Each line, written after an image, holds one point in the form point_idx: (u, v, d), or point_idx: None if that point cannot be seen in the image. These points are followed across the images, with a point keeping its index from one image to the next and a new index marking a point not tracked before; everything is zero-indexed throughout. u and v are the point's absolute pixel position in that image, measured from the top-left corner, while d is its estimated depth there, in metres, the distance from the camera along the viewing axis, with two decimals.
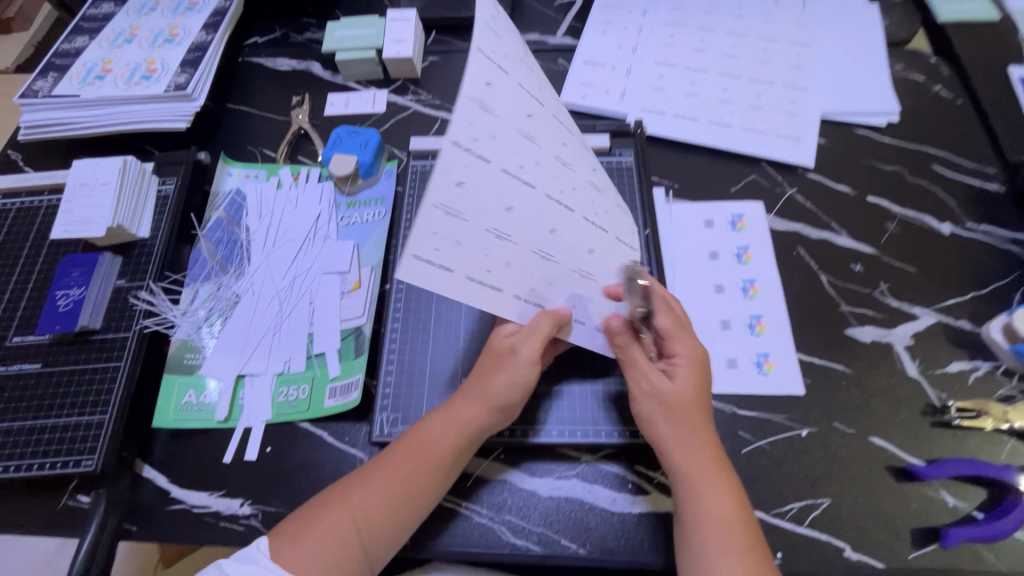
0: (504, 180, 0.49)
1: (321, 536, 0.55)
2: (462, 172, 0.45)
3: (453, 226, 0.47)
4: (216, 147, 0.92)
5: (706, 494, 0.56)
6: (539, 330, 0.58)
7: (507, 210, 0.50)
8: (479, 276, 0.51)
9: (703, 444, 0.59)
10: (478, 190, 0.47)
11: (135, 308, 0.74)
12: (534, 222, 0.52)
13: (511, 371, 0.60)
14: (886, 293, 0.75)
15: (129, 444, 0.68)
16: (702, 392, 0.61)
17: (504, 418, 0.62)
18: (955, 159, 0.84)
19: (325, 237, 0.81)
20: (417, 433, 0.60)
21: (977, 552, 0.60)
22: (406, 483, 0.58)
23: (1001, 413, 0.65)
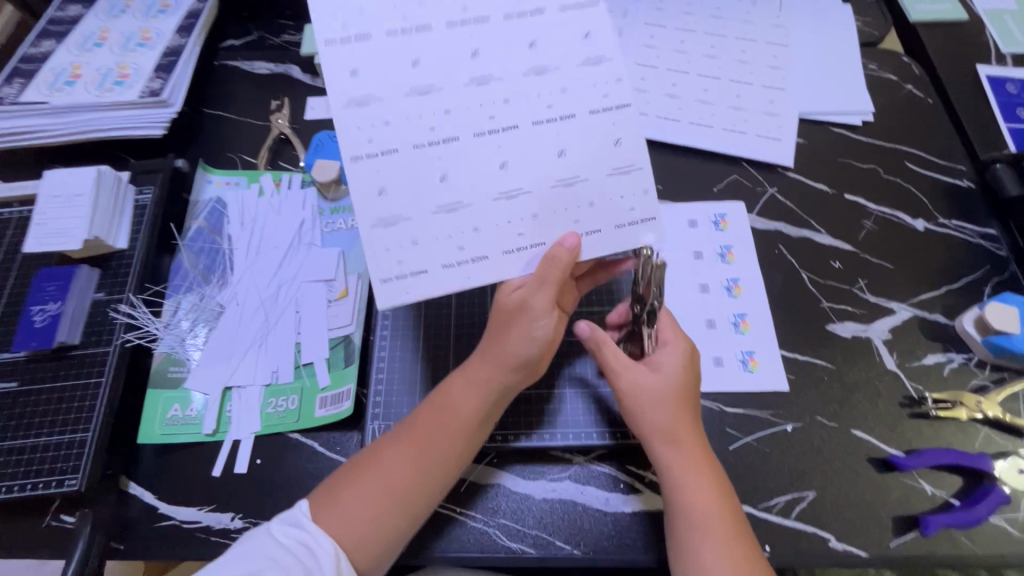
0: (422, 155, 0.53)
1: (360, 501, 0.55)
2: (388, 174, 0.53)
3: (405, 229, 0.54)
4: (193, 153, 0.90)
5: (684, 488, 0.57)
6: (551, 279, 0.55)
7: (441, 179, 0.54)
8: (455, 257, 0.55)
9: (680, 436, 0.59)
10: (407, 185, 0.53)
11: (115, 322, 0.72)
12: (476, 169, 0.54)
13: (527, 327, 0.58)
14: (865, 289, 0.77)
15: (114, 461, 0.66)
16: (685, 379, 0.62)
17: (524, 378, 0.61)
18: (927, 157, 0.87)
19: (310, 244, 0.81)
20: (442, 399, 0.60)
21: (954, 538, 0.62)
22: (432, 447, 0.58)
23: (974, 403, 0.68)
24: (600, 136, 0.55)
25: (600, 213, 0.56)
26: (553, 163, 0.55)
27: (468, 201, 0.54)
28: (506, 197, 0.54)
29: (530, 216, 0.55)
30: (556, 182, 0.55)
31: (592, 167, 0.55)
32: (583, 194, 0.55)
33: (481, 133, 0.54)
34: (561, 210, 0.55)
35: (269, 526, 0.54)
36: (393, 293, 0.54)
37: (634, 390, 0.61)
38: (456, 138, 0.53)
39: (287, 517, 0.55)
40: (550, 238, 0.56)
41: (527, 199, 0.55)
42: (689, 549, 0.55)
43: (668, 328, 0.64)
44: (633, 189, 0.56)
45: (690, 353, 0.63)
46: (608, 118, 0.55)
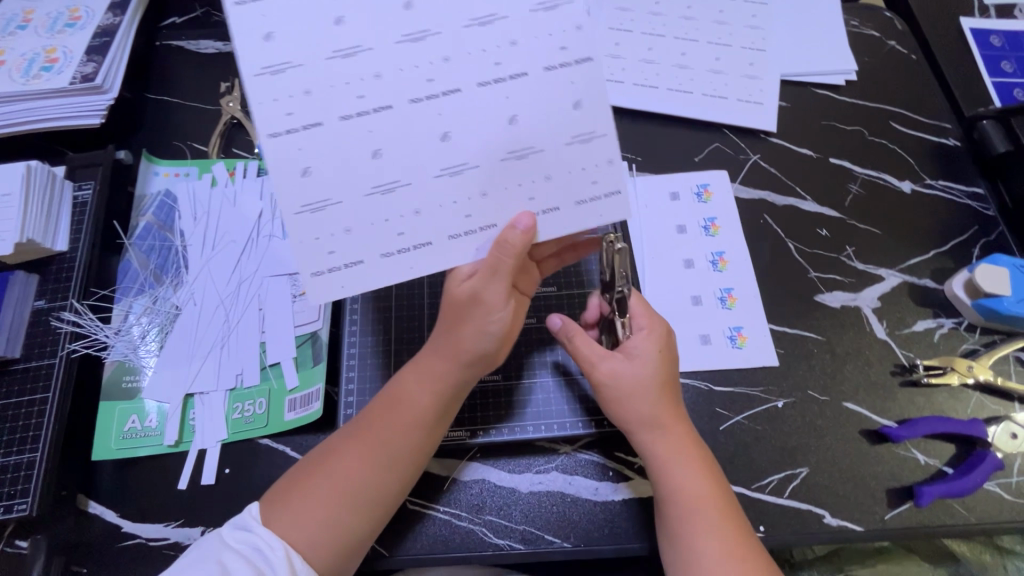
0: (351, 129, 0.47)
1: (310, 505, 0.52)
2: (313, 152, 0.47)
3: (336, 215, 0.49)
4: (138, 144, 0.83)
5: (670, 473, 0.55)
6: (505, 267, 0.52)
7: (375, 156, 0.48)
8: (394, 245, 0.51)
9: (665, 424, 0.57)
10: (337, 165, 0.48)
11: (60, 331, 0.67)
12: (415, 143, 0.48)
13: (482, 322, 0.55)
14: (852, 256, 0.74)
15: (68, 481, 0.62)
16: (669, 364, 0.59)
17: (482, 370, 0.58)
18: (913, 116, 0.84)
19: (270, 236, 0.75)
20: (396, 393, 0.57)
21: (948, 506, 0.62)
22: (386, 447, 0.55)
23: (966, 368, 0.66)
24: (557, 97, 0.49)
25: (557, 187, 0.51)
26: (505, 133, 0.49)
27: (406, 180, 0.49)
28: (451, 174, 0.50)
29: (479, 195, 0.51)
30: (507, 155, 0.50)
31: (549, 135, 0.50)
32: (539, 167, 0.51)
33: (418, 98, 0.48)
34: (513, 185, 0.51)
35: (219, 533, 0.51)
36: (326, 287, 0.50)
37: (613, 377, 0.58)
38: (390, 106, 0.48)
39: (238, 522, 0.52)
40: (502, 219, 0.52)
41: (475, 175, 0.50)
42: (680, 540, 0.53)
43: (642, 313, 0.61)
44: (594, 160, 0.51)
45: (666, 337, 0.60)
46: (567, 76, 0.49)
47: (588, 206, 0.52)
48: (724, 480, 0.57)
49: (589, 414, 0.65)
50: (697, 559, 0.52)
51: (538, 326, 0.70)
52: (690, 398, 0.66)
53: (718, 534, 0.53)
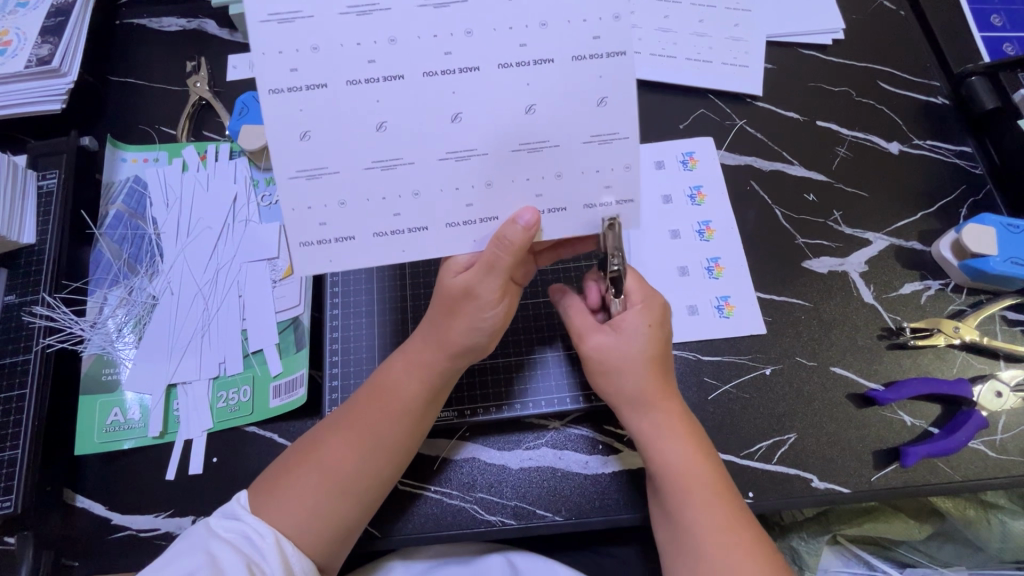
0: (359, 97, 0.45)
1: (299, 495, 0.51)
2: (315, 115, 0.45)
3: (331, 186, 0.47)
4: (101, 129, 0.79)
5: (664, 449, 0.55)
6: (500, 265, 0.50)
7: (379, 129, 0.46)
8: (388, 225, 0.49)
9: (656, 400, 0.56)
10: (339, 134, 0.46)
11: (33, 326, 0.65)
12: (422, 121, 0.46)
13: (473, 318, 0.53)
14: (840, 221, 0.73)
15: (53, 476, 0.61)
16: (661, 346, 0.58)
17: (470, 360, 0.57)
18: (900, 75, 0.82)
19: (246, 221, 0.73)
20: (381, 381, 0.56)
21: (933, 465, 0.62)
22: (375, 436, 0.54)
23: (952, 329, 0.66)
24: (582, 90, 0.47)
25: (568, 186, 0.49)
26: (519, 122, 0.47)
27: (409, 159, 0.47)
28: (456, 159, 0.47)
29: (484, 184, 0.48)
30: (519, 146, 0.47)
31: (566, 131, 0.47)
32: (551, 163, 0.48)
33: (432, 72, 0.45)
34: (521, 179, 0.49)
35: (207, 522, 0.51)
36: (312, 260, 0.49)
37: (599, 351, 0.58)
38: (402, 77, 0.45)
39: (226, 511, 0.52)
40: (504, 212, 0.50)
41: (480, 164, 0.48)
42: (671, 513, 0.54)
43: (638, 291, 0.58)
44: (610, 162, 0.49)
45: (660, 313, 0.58)
46: (594, 69, 0.46)
47: (598, 209, 0.51)
48: (714, 452, 0.57)
49: (581, 388, 0.65)
50: (688, 532, 0.52)
51: (525, 303, 0.69)
52: (678, 369, 0.66)
53: (709, 507, 0.53)
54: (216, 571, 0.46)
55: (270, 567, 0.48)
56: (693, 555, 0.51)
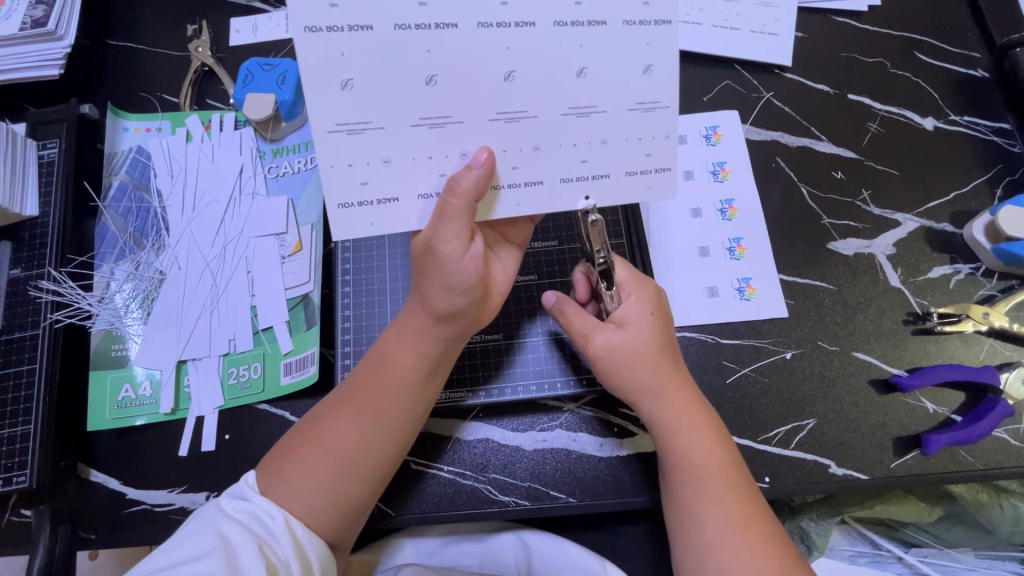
0: (405, 44, 0.42)
1: (301, 473, 0.51)
2: (355, 61, 0.41)
3: (376, 141, 0.44)
4: (102, 96, 0.76)
5: (684, 445, 0.54)
6: (451, 211, 0.45)
7: (428, 82, 0.43)
8: (434, 186, 0.47)
9: (664, 390, 0.55)
10: (385, 86, 0.42)
11: (40, 301, 0.64)
12: (475, 70, 0.43)
13: (444, 276, 0.49)
14: (869, 200, 0.71)
15: (66, 451, 0.61)
16: (667, 337, 0.57)
17: (462, 324, 0.53)
18: (940, 45, 0.77)
19: (253, 193, 0.71)
20: (378, 356, 0.55)
21: (954, 453, 0.61)
22: (372, 409, 0.53)
23: (981, 315, 0.64)
24: (628, 55, 0.45)
25: (613, 153, 0.48)
26: (571, 86, 0.45)
27: (459, 117, 0.44)
28: (506, 120, 0.45)
29: (531, 148, 0.46)
30: (568, 110, 0.46)
31: (613, 97, 0.46)
32: (597, 129, 0.47)
33: (488, 23, 0.42)
34: (565, 145, 0.47)
35: (217, 502, 0.51)
36: (353, 224, 0.46)
37: (608, 350, 0.56)
38: (456, 25, 0.42)
39: (235, 490, 0.52)
40: (552, 176, 0.48)
41: (531, 126, 0.45)
42: (681, 506, 0.53)
43: (630, 278, 0.57)
44: (652, 131, 0.48)
45: (657, 300, 0.58)
46: (643, 35, 0.44)
47: (638, 177, 0.49)
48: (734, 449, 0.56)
49: (580, 373, 0.63)
50: (696, 524, 0.52)
51: (541, 284, 0.67)
52: (696, 352, 0.65)
53: (721, 497, 0.52)
54: (228, 553, 0.46)
55: (284, 548, 0.48)
56: (704, 548, 0.51)
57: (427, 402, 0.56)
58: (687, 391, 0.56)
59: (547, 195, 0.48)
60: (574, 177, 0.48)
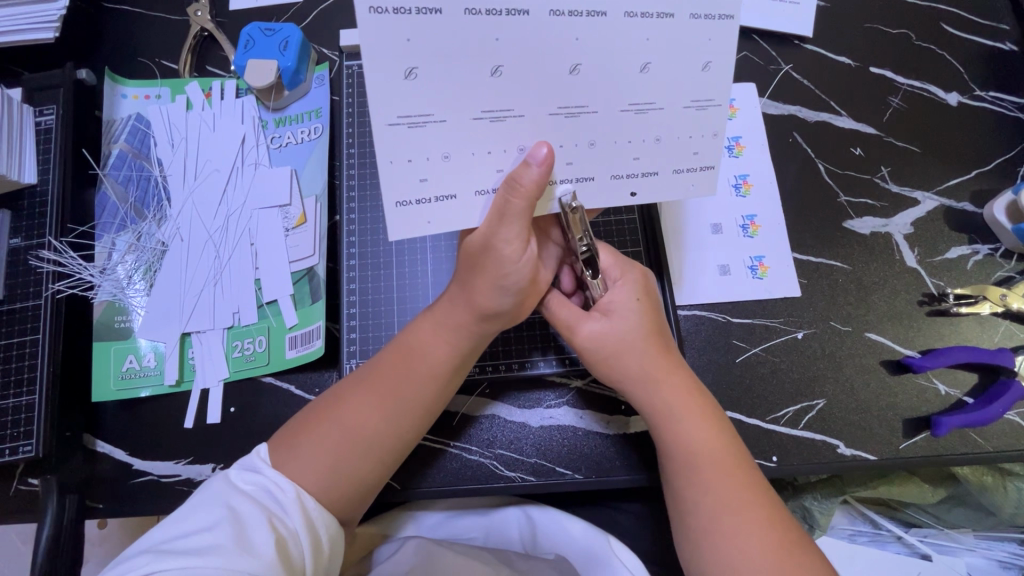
0: (474, 30, 0.38)
1: (316, 450, 0.51)
2: (422, 49, 0.38)
3: (435, 136, 0.41)
4: (98, 61, 0.74)
5: (676, 430, 0.53)
6: (514, 211, 0.44)
7: (494, 74, 0.40)
8: (492, 181, 0.45)
9: (658, 377, 0.53)
10: (445, 74, 0.39)
11: (41, 270, 0.63)
12: (540, 65, 0.40)
13: (496, 274, 0.48)
14: (887, 177, 0.69)
15: (71, 421, 0.61)
16: (657, 324, 0.55)
17: (501, 322, 0.53)
18: (967, 17, 0.74)
19: (256, 164, 0.69)
20: (408, 342, 0.54)
21: (965, 435, 0.61)
22: (398, 396, 0.53)
23: (999, 298, 0.63)
24: (689, 52, 0.42)
25: (664, 152, 0.46)
26: (632, 81, 0.43)
27: (518, 112, 0.42)
28: (567, 115, 0.43)
29: (587, 144, 0.45)
30: (627, 106, 0.44)
31: (670, 93, 0.44)
32: (652, 127, 0.45)
33: (560, 11, 0.39)
34: (621, 141, 0.45)
35: (225, 474, 0.50)
36: (410, 223, 0.44)
37: (595, 340, 0.54)
38: (527, 12, 0.38)
39: (245, 463, 0.51)
40: (603, 173, 0.46)
41: (589, 122, 0.44)
42: (679, 494, 0.53)
43: (615, 265, 0.56)
44: (703, 129, 0.46)
45: (644, 284, 0.56)
46: (705, 31, 0.42)
47: (684, 176, 0.48)
48: (732, 430, 0.55)
49: (562, 352, 0.63)
50: (697, 513, 0.51)
51: None
52: (705, 331, 0.64)
53: (720, 483, 0.51)
54: (238, 525, 0.46)
55: (293, 520, 0.48)
56: (707, 535, 0.50)
57: (450, 394, 0.56)
58: (685, 381, 0.54)
59: (600, 192, 0.47)
60: (625, 174, 0.47)
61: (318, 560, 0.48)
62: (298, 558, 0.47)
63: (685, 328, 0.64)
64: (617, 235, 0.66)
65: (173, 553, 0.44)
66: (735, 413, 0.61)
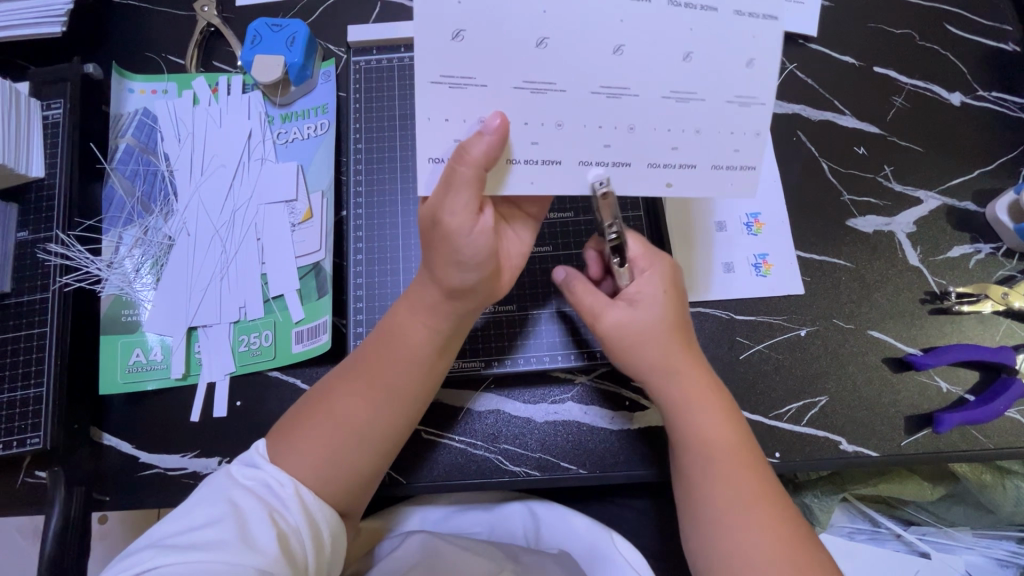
0: (523, 3, 0.41)
1: (309, 440, 0.51)
2: (470, 13, 0.40)
3: (476, 100, 0.42)
4: (105, 56, 0.74)
5: (691, 420, 0.53)
6: (461, 178, 0.42)
7: (539, 45, 0.42)
8: (445, 151, 0.44)
9: (676, 369, 0.54)
10: (490, 45, 0.41)
11: (49, 263, 0.63)
12: (584, 44, 0.42)
13: (451, 248, 0.47)
14: (890, 176, 0.69)
15: (78, 414, 0.61)
16: (680, 316, 0.55)
17: (476, 301, 0.52)
18: (971, 17, 0.75)
19: (262, 159, 0.69)
20: (392, 326, 0.54)
21: (966, 432, 0.62)
22: (381, 378, 0.53)
23: (1001, 296, 0.63)
24: (729, 52, 0.43)
25: (704, 145, 0.45)
26: (666, 64, 0.43)
27: (562, 87, 0.43)
28: (608, 95, 0.43)
29: (626, 128, 0.44)
30: (669, 93, 0.44)
31: (713, 87, 0.44)
32: (692, 118, 0.45)
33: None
34: (659, 128, 0.45)
35: (227, 470, 0.51)
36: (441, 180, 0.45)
37: (619, 328, 0.54)
38: None
39: (247, 459, 0.52)
40: (639, 159, 0.45)
41: (631, 104, 0.44)
42: (688, 488, 0.53)
43: (644, 255, 0.56)
44: (744, 127, 0.45)
45: (671, 275, 0.56)
46: (750, 29, 0.43)
47: (724, 172, 0.47)
48: (744, 423, 0.55)
49: (581, 346, 0.63)
50: (704, 507, 0.52)
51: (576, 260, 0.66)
52: (709, 327, 0.64)
53: (736, 475, 0.51)
54: (240, 520, 0.46)
55: (294, 516, 0.48)
56: (715, 523, 0.50)
57: (437, 379, 0.56)
58: (702, 374, 0.55)
59: (633, 177, 0.46)
60: (662, 163, 0.46)
61: (319, 555, 0.49)
62: (300, 554, 0.47)
63: None
64: None
65: (174, 549, 0.44)
66: (738, 409, 0.61)
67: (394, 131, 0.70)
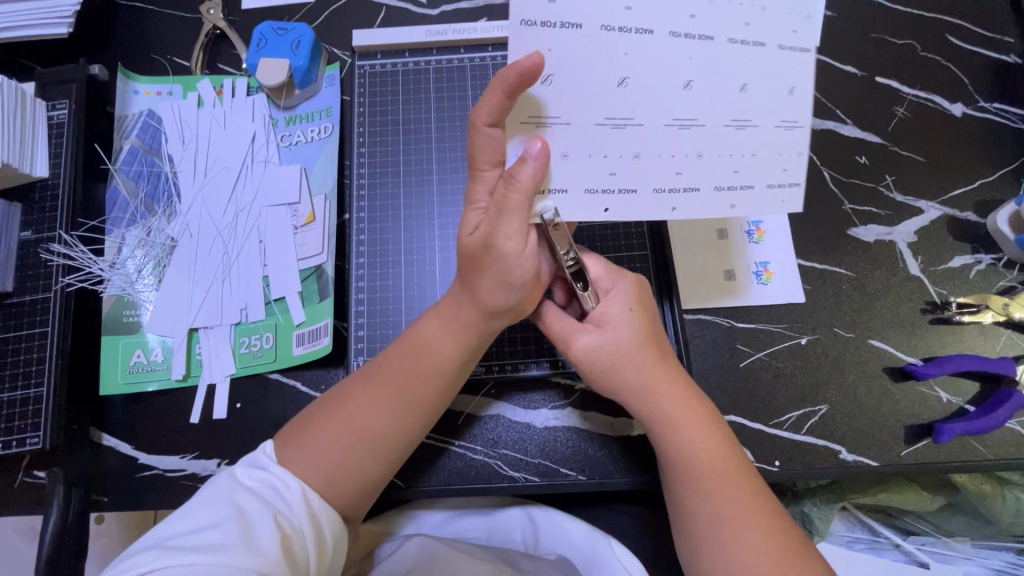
0: (603, 45, 0.40)
1: (323, 447, 0.51)
2: (556, 58, 0.40)
3: (551, 137, 0.43)
4: (111, 58, 0.74)
5: (675, 441, 0.53)
6: (512, 205, 0.44)
7: (620, 85, 0.41)
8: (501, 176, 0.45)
9: (655, 387, 0.54)
10: (577, 85, 0.41)
11: (51, 264, 0.63)
12: (659, 80, 0.41)
13: (500, 271, 0.48)
14: (891, 186, 0.69)
15: (78, 414, 0.61)
16: (652, 332, 0.55)
17: (510, 318, 0.53)
18: (972, 28, 0.75)
19: (266, 161, 0.70)
20: (414, 340, 0.54)
21: (966, 443, 0.61)
22: (403, 392, 0.53)
23: (1002, 306, 0.63)
24: (776, 78, 0.43)
25: (762, 166, 0.45)
26: (676, 98, 0.42)
27: (639, 120, 0.42)
28: (680, 127, 0.43)
29: (694, 156, 0.44)
30: (730, 122, 0.43)
31: (766, 111, 0.43)
32: (750, 143, 0.44)
33: (678, 32, 0.40)
34: (725, 155, 0.44)
35: (230, 470, 0.50)
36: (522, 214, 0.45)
37: (589, 353, 0.54)
38: (652, 31, 0.40)
39: (252, 459, 0.52)
40: (708, 185, 0.45)
41: (700, 135, 0.43)
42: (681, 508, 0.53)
43: (605, 276, 0.56)
44: (788, 149, 0.45)
45: (636, 291, 0.56)
46: (786, 62, 0.42)
47: (778, 193, 0.46)
48: (733, 436, 0.55)
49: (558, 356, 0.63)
50: (696, 529, 0.51)
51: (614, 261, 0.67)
52: (710, 335, 0.64)
53: (725, 498, 0.51)
54: (242, 520, 0.46)
55: (297, 516, 0.48)
56: (708, 540, 0.50)
57: (456, 390, 0.57)
58: (685, 392, 0.54)
59: (705, 203, 0.45)
60: (726, 186, 0.45)
61: (321, 557, 0.48)
62: (302, 554, 0.47)
63: (689, 331, 0.64)
64: (624, 238, 0.67)
65: (176, 549, 0.44)
66: (738, 417, 0.61)
67: (397, 135, 0.70)
